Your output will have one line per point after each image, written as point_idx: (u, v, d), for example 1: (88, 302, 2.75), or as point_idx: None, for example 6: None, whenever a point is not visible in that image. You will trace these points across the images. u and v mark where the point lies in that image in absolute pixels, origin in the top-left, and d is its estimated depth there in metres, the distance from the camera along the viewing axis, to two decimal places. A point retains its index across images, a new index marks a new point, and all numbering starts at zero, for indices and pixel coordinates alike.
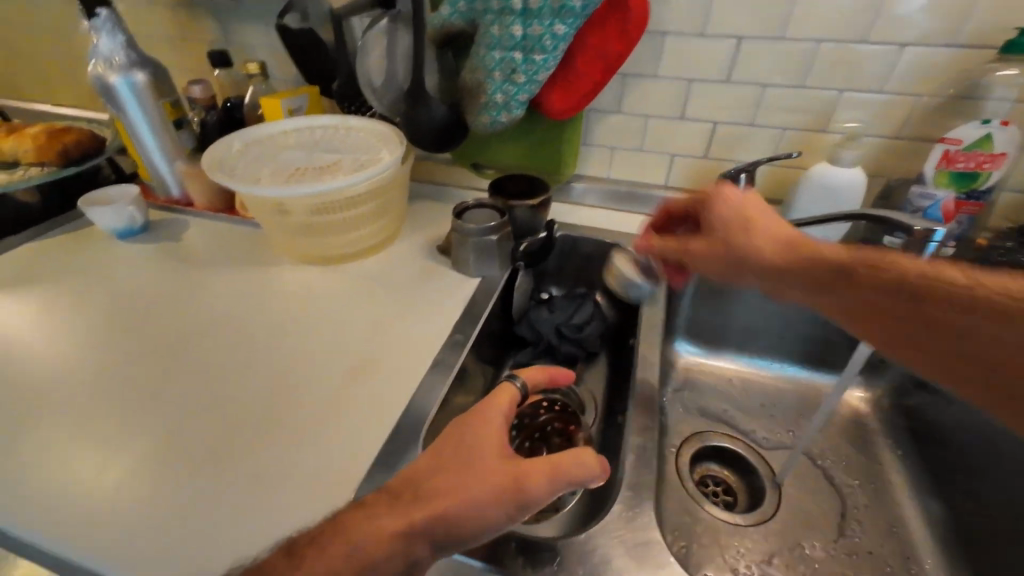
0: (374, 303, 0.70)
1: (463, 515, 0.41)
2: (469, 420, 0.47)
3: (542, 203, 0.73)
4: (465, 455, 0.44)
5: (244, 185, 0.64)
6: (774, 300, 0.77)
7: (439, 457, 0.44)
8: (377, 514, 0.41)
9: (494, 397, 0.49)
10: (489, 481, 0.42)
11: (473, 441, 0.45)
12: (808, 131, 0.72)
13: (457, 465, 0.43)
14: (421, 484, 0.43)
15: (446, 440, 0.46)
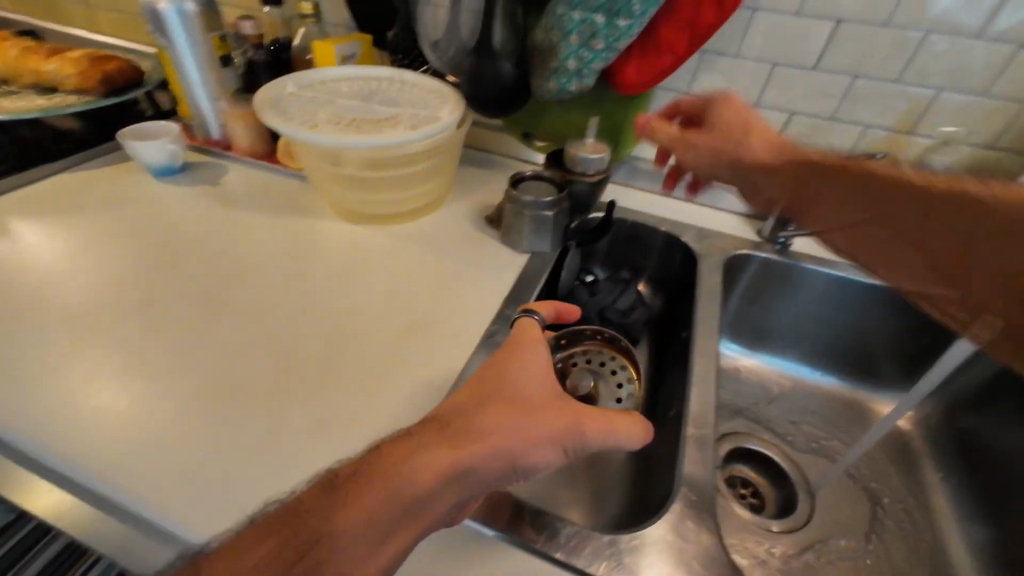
0: (421, 267, 0.67)
1: (518, 456, 0.38)
2: (506, 361, 0.44)
3: (602, 180, 0.70)
4: (515, 394, 0.42)
5: (298, 131, 0.60)
6: (825, 306, 0.76)
7: (493, 392, 0.42)
8: (428, 441, 0.37)
9: (526, 336, 0.47)
10: (542, 422, 0.40)
11: (517, 380, 0.43)
12: (893, 131, 0.68)
13: (514, 405, 0.41)
14: (470, 418, 0.40)
15: (489, 376, 0.43)
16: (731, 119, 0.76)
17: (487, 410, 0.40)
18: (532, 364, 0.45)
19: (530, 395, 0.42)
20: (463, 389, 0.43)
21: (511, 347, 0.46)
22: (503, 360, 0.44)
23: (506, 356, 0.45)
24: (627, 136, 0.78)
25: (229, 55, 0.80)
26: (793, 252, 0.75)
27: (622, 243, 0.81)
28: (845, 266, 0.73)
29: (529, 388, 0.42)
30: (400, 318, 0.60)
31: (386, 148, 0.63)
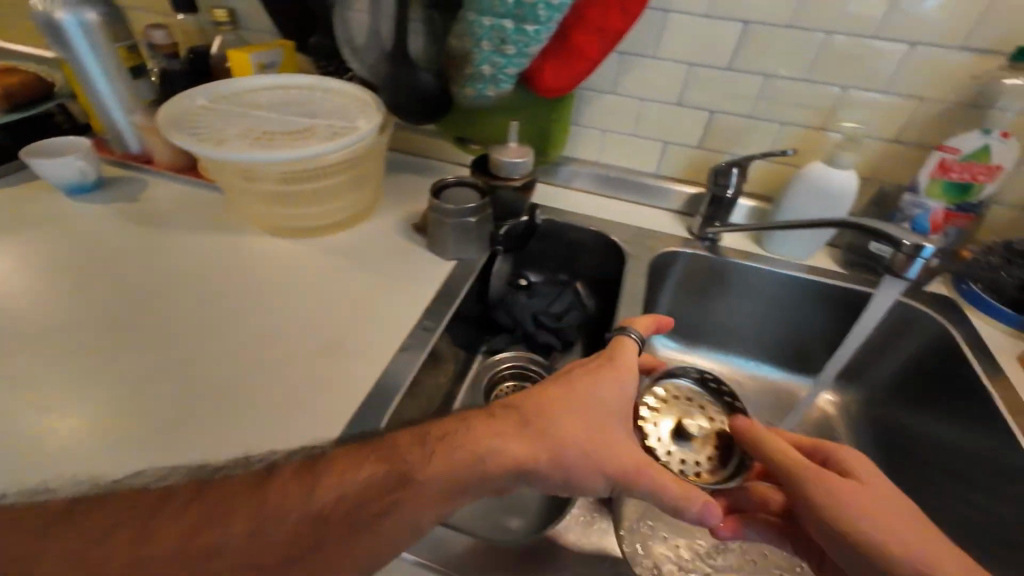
0: (342, 278, 0.66)
1: (569, 468, 0.39)
2: (602, 374, 0.43)
3: (528, 185, 0.70)
4: (589, 412, 0.41)
5: (202, 148, 0.57)
6: (753, 299, 0.77)
7: (566, 406, 0.41)
8: (504, 432, 0.39)
9: (623, 357, 0.45)
10: (611, 454, 0.40)
11: (596, 400, 0.42)
12: (807, 128, 0.69)
13: (577, 423, 0.40)
14: (548, 420, 0.40)
15: (569, 388, 0.42)
16: (656, 119, 0.76)
17: (550, 423, 0.40)
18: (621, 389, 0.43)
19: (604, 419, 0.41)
20: (534, 391, 0.43)
21: (621, 360, 0.45)
22: (606, 374, 0.44)
23: (592, 367, 0.44)
24: (556, 138, 0.77)
25: (141, 65, 0.77)
26: (721, 249, 0.77)
27: (557, 245, 0.81)
28: (768, 260, 0.75)
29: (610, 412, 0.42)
30: (317, 334, 0.59)
31: (299, 161, 0.61)
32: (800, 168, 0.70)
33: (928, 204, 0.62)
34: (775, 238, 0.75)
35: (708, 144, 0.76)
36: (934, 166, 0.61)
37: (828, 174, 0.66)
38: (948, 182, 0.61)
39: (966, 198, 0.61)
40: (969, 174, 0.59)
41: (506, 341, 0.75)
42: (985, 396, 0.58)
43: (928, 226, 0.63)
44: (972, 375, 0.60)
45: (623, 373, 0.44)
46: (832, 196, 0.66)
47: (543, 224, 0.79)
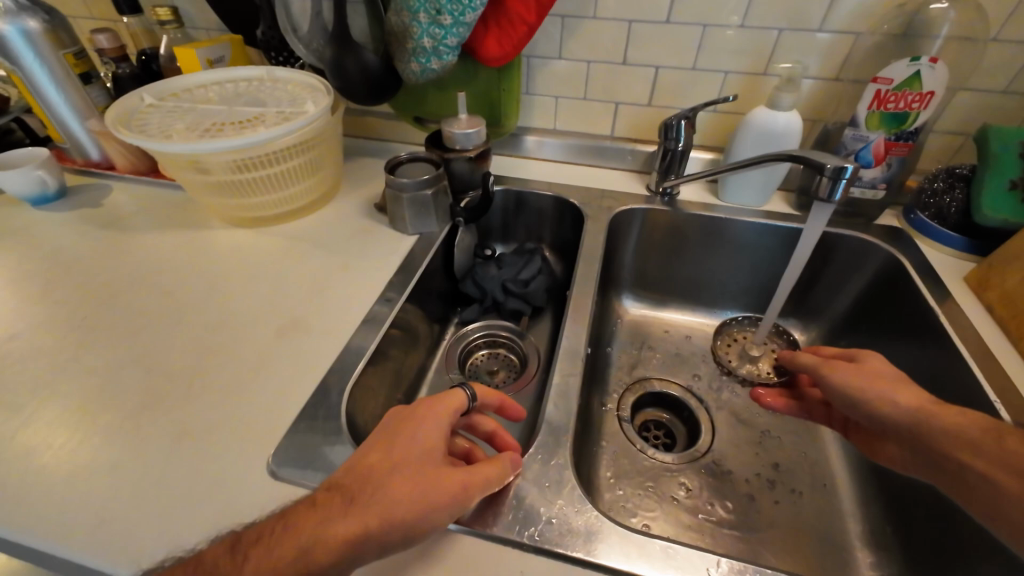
0: (307, 261, 0.67)
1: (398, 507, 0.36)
2: (411, 419, 0.41)
3: (482, 155, 0.71)
4: (400, 451, 0.39)
5: (151, 142, 0.59)
6: (714, 249, 0.79)
7: (376, 458, 0.39)
8: (328, 516, 0.35)
9: (442, 402, 0.43)
10: (437, 482, 0.37)
11: (404, 446, 0.40)
12: (749, 75, 0.71)
13: (390, 464, 0.38)
14: (366, 483, 0.37)
15: (380, 441, 0.40)
16: (605, 80, 0.78)
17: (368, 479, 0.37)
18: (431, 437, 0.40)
19: (414, 452, 0.39)
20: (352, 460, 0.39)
21: (425, 403, 0.43)
22: (406, 427, 0.41)
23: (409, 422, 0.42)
24: (507, 108, 0.79)
25: (90, 71, 0.77)
26: (679, 203, 0.78)
27: (523, 214, 0.83)
28: (724, 208, 0.77)
29: (416, 448, 0.39)
30: (283, 314, 0.60)
31: (249, 149, 0.62)
32: (747, 115, 0.71)
33: (869, 137, 0.64)
34: (729, 187, 0.77)
35: (658, 100, 0.77)
36: (871, 99, 0.62)
37: (772, 117, 0.67)
38: (886, 114, 0.62)
39: (904, 127, 0.63)
40: (904, 103, 0.61)
41: (476, 312, 0.76)
42: (928, 315, 0.60)
43: (871, 159, 0.66)
44: (918, 297, 0.62)
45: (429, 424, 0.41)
46: (777, 139, 0.68)
47: (503, 194, 0.81)
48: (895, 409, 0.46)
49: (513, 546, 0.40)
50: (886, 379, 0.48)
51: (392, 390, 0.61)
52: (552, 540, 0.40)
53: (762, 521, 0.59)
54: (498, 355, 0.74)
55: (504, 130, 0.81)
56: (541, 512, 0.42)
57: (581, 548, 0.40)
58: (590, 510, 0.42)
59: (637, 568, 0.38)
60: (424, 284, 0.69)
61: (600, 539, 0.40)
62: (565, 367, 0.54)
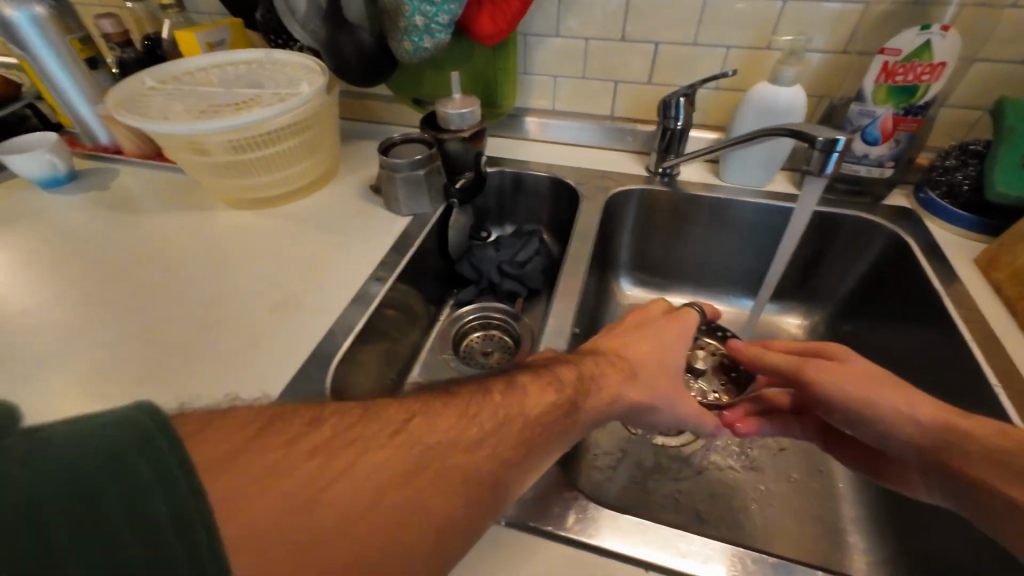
0: (303, 240, 0.69)
1: (652, 420, 0.46)
2: (666, 332, 0.48)
3: (476, 135, 0.70)
4: (501, 429, 0.35)
5: (149, 123, 0.60)
6: (715, 230, 0.77)
7: (473, 450, 0.33)
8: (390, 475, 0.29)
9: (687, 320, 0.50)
10: (635, 393, 0.43)
11: (670, 369, 0.47)
12: (751, 50, 0.69)
13: (499, 452, 0.34)
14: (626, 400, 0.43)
15: (447, 424, 0.33)
16: (603, 58, 0.76)
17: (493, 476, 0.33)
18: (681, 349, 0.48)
19: (519, 431, 0.35)
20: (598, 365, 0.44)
21: (670, 321, 0.50)
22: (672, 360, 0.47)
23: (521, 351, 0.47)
24: (504, 88, 0.78)
25: (96, 57, 0.79)
26: (679, 183, 0.77)
27: (521, 195, 0.82)
28: (725, 189, 0.75)
29: (522, 423, 0.36)
30: (276, 292, 0.61)
31: (244, 129, 0.63)
32: (748, 91, 0.69)
33: (876, 112, 0.62)
34: (730, 166, 0.75)
35: (658, 78, 0.76)
36: (878, 71, 0.59)
37: (773, 91, 0.65)
38: (894, 87, 0.59)
39: (912, 101, 0.60)
40: (913, 75, 0.58)
41: (472, 293, 0.76)
42: (932, 298, 0.58)
43: (879, 135, 0.63)
44: (923, 280, 0.60)
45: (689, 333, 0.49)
46: (779, 115, 0.66)
47: (501, 175, 0.80)
48: (904, 424, 0.43)
49: (487, 518, 0.41)
50: (879, 383, 0.45)
51: (383, 369, 0.62)
52: (525, 513, 0.41)
53: (751, 503, 0.59)
54: (493, 337, 0.73)
55: (501, 111, 0.81)
56: (516, 486, 0.42)
57: (554, 520, 0.40)
58: (566, 486, 0.42)
59: (609, 542, 0.39)
60: (419, 264, 0.69)
61: (572, 513, 0.40)
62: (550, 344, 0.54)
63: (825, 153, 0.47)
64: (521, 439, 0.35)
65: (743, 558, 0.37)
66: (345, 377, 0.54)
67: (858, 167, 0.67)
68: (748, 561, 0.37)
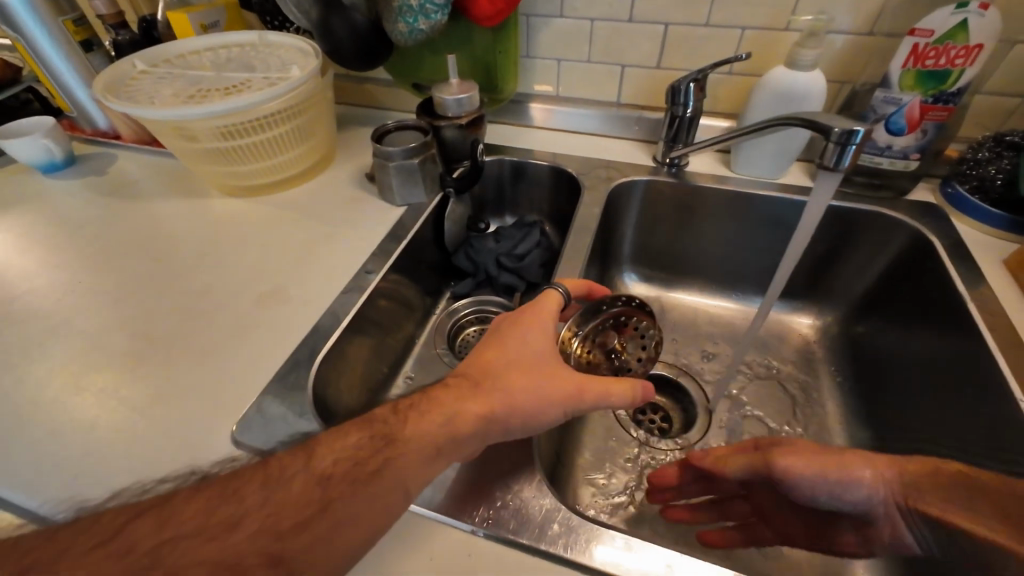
0: (296, 230, 0.67)
1: (529, 421, 0.43)
2: (522, 323, 0.48)
3: (473, 122, 0.67)
4: (271, 506, 0.34)
5: (135, 109, 0.59)
6: (725, 224, 0.74)
7: (234, 528, 0.33)
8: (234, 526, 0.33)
9: (545, 307, 0.49)
10: (477, 396, 0.42)
11: (529, 368, 0.45)
12: (768, 31, 0.64)
13: (269, 526, 0.33)
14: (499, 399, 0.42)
15: (206, 511, 0.33)
16: (609, 41, 0.72)
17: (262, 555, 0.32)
18: (541, 348, 0.46)
19: (299, 499, 0.35)
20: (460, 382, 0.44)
21: (530, 310, 0.49)
22: (521, 361, 0.45)
23: (487, 342, 0.47)
24: (504, 72, 0.75)
25: (91, 38, 0.78)
26: (687, 174, 0.73)
27: (521, 185, 0.80)
28: (736, 181, 0.72)
29: (302, 489, 0.35)
30: (264, 282, 0.60)
31: (232, 115, 0.62)
32: (764, 75, 0.64)
33: (902, 100, 0.57)
34: (742, 157, 0.71)
35: (667, 62, 0.71)
36: (907, 54, 0.55)
37: (790, 77, 0.60)
38: (923, 72, 0.55)
39: (944, 87, 0.55)
40: (946, 59, 0.53)
41: (469, 286, 0.74)
42: (954, 302, 0.55)
43: (904, 125, 0.59)
44: (945, 281, 0.56)
45: (546, 335, 0.47)
46: (795, 102, 0.61)
47: (502, 164, 0.77)
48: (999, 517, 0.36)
49: (466, 529, 0.40)
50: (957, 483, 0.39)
51: (374, 363, 0.61)
52: (506, 524, 0.39)
53: None
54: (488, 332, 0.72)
55: (502, 96, 0.78)
56: (498, 496, 0.41)
57: (534, 535, 0.38)
58: (549, 497, 0.41)
59: (593, 557, 0.37)
60: (414, 256, 0.68)
61: (554, 528, 0.39)
62: None
63: (842, 145, 0.44)
64: (302, 506, 0.34)
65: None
66: (330, 373, 0.52)
67: (880, 158, 0.63)
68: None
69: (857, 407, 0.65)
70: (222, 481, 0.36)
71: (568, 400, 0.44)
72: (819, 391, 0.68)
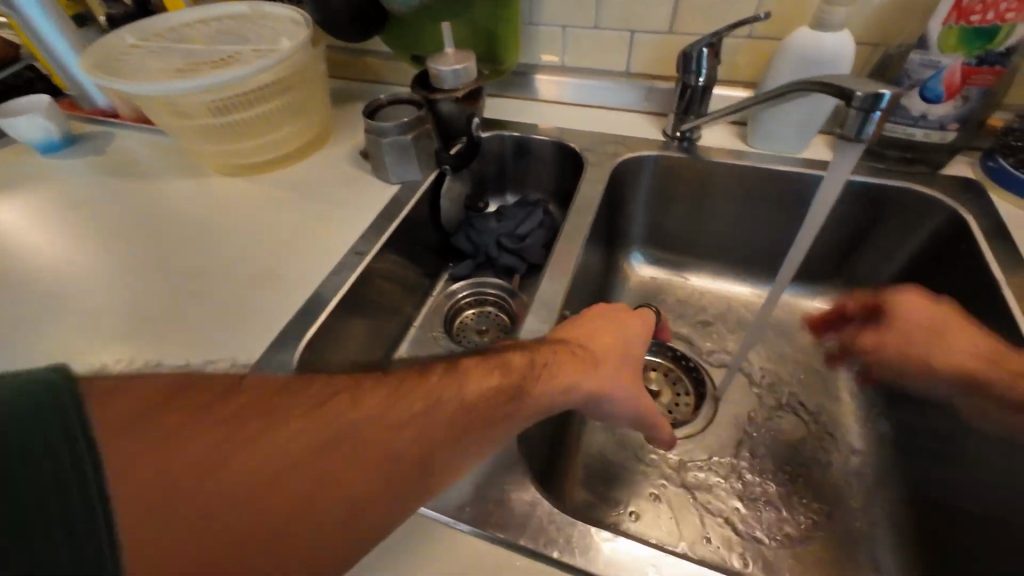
0: (290, 208, 0.65)
1: (606, 411, 0.43)
2: (633, 322, 0.48)
3: (470, 95, 0.63)
4: (393, 438, 0.33)
5: (121, 84, 0.57)
6: (742, 203, 0.69)
7: (350, 456, 0.32)
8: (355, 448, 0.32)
9: (649, 320, 0.50)
10: (593, 377, 0.42)
11: (607, 358, 0.44)
12: None
13: (386, 458, 0.33)
14: (607, 394, 0.42)
15: (234, 424, 0.29)
16: (618, 4, 0.68)
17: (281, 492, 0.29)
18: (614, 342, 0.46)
19: (421, 438, 0.34)
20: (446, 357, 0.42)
21: (641, 313, 0.50)
22: (596, 347, 0.45)
23: (596, 326, 0.47)
24: (506, 41, 0.71)
25: (84, 12, 0.77)
26: (699, 148, 0.69)
27: (524, 162, 0.76)
28: (754, 156, 0.67)
29: (425, 429, 0.34)
30: (257, 262, 0.59)
31: (220, 89, 0.60)
32: (785, 38, 0.59)
33: (941, 62, 0.51)
34: (761, 129, 0.66)
35: (680, 27, 0.67)
36: (949, 10, 0.49)
37: (815, 39, 0.55)
38: (968, 29, 0.49)
39: (990, 46, 0.49)
40: (995, 13, 0.48)
41: (467, 268, 0.72)
42: (993, 291, 0.50)
43: (942, 91, 0.53)
44: (982, 268, 0.52)
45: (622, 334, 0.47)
46: (820, 68, 0.56)
47: (505, 139, 0.74)
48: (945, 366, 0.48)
49: (442, 523, 0.38)
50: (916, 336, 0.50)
51: (369, 345, 0.60)
52: (485, 518, 0.38)
53: (757, 505, 0.54)
54: (487, 314, 0.70)
55: (503, 67, 0.74)
56: (478, 488, 0.39)
57: (516, 531, 0.37)
58: (532, 490, 0.39)
59: (575, 553, 0.35)
60: (410, 236, 0.66)
61: (536, 524, 0.37)
62: (530, 325, 0.50)
63: (868, 109, 0.39)
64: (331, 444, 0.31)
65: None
66: (320, 355, 0.51)
67: (913, 131, 0.57)
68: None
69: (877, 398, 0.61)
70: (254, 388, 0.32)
71: (639, 398, 0.44)
72: (836, 381, 0.64)
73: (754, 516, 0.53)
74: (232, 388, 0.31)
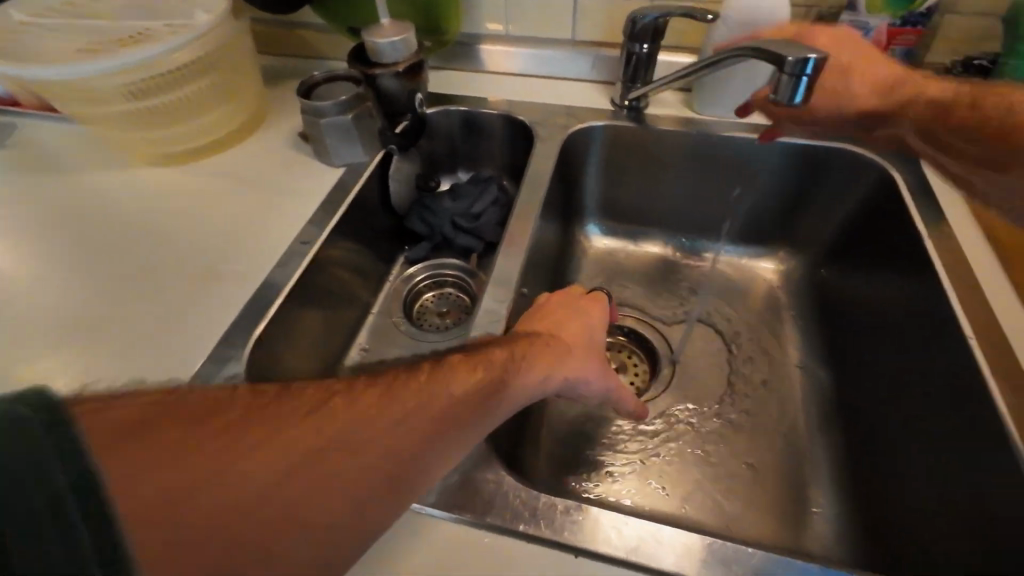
0: (225, 199, 0.61)
1: (583, 393, 0.45)
2: (592, 307, 0.50)
3: (412, 69, 0.60)
4: (403, 422, 0.33)
5: (18, 67, 0.52)
6: (692, 170, 0.70)
7: (366, 446, 0.31)
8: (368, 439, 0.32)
9: (603, 308, 0.51)
10: (568, 362, 0.43)
11: (576, 344, 0.45)
12: None
13: (399, 444, 0.33)
14: (578, 379, 0.43)
15: (172, 460, 0.26)
16: None
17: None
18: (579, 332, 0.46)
19: (429, 420, 0.34)
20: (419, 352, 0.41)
21: (596, 300, 0.51)
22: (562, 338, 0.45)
23: (559, 315, 0.48)
24: (446, 10, 0.67)
25: None
26: (648, 117, 0.69)
27: (474, 138, 0.74)
28: (701, 123, 0.68)
29: (430, 411, 0.34)
30: (193, 259, 0.55)
31: (132, 69, 0.55)
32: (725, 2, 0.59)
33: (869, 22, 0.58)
34: (706, 95, 0.67)
35: None
36: None
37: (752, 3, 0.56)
38: None
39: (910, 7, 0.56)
40: None
41: (424, 251, 0.70)
42: (917, 243, 0.54)
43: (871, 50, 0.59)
44: (910, 221, 0.55)
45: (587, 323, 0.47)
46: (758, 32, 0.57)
47: (452, 115, 0.71)
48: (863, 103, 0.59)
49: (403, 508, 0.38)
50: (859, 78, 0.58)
51: (325, 336, 0.58)
52: (451, 500, 0.38)
53: (715, 459, 0.57)
54: (447, 296, 0.69)
55: (446, 38, 0.71)
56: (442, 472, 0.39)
57: (483, 510, 0.37)
58: (496, 469, 0.39)
59: (541, 525, 0.36)
60: (360, 221, 0.63)
61: (501, 501, 0.38)
62: (488, 306, 0.50)
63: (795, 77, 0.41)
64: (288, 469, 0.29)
65: (666, 539, 0.36)
66: (270, 352, 0.49)
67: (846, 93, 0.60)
68: (670, 543, 0.36)
69: (820, 351, 0.65)
70: (230, 400, 0.29)
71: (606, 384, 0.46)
72: (783, 335, 0.68)
73: (712, 469, 0.56)
74: (200, 404, 0.28)
